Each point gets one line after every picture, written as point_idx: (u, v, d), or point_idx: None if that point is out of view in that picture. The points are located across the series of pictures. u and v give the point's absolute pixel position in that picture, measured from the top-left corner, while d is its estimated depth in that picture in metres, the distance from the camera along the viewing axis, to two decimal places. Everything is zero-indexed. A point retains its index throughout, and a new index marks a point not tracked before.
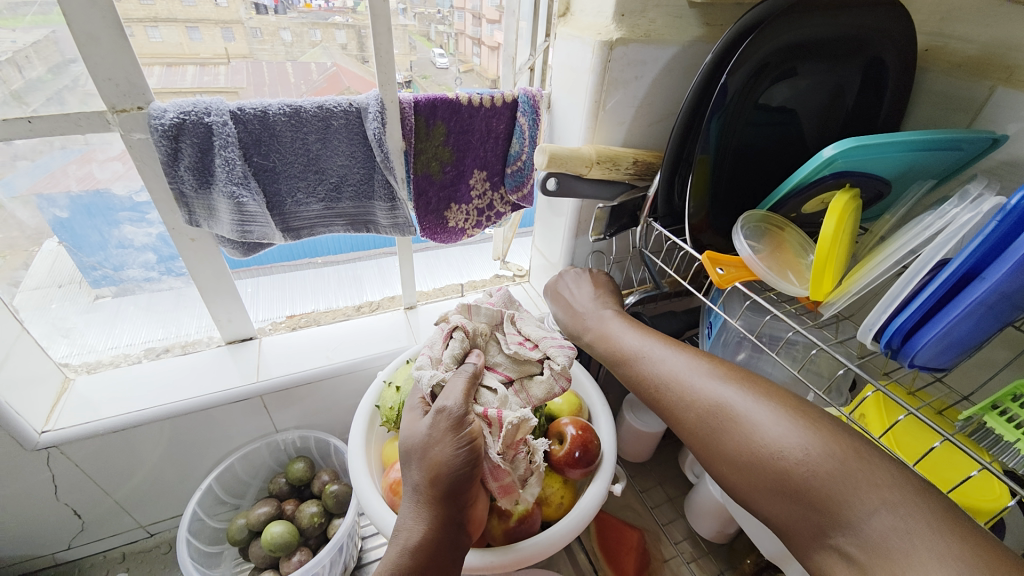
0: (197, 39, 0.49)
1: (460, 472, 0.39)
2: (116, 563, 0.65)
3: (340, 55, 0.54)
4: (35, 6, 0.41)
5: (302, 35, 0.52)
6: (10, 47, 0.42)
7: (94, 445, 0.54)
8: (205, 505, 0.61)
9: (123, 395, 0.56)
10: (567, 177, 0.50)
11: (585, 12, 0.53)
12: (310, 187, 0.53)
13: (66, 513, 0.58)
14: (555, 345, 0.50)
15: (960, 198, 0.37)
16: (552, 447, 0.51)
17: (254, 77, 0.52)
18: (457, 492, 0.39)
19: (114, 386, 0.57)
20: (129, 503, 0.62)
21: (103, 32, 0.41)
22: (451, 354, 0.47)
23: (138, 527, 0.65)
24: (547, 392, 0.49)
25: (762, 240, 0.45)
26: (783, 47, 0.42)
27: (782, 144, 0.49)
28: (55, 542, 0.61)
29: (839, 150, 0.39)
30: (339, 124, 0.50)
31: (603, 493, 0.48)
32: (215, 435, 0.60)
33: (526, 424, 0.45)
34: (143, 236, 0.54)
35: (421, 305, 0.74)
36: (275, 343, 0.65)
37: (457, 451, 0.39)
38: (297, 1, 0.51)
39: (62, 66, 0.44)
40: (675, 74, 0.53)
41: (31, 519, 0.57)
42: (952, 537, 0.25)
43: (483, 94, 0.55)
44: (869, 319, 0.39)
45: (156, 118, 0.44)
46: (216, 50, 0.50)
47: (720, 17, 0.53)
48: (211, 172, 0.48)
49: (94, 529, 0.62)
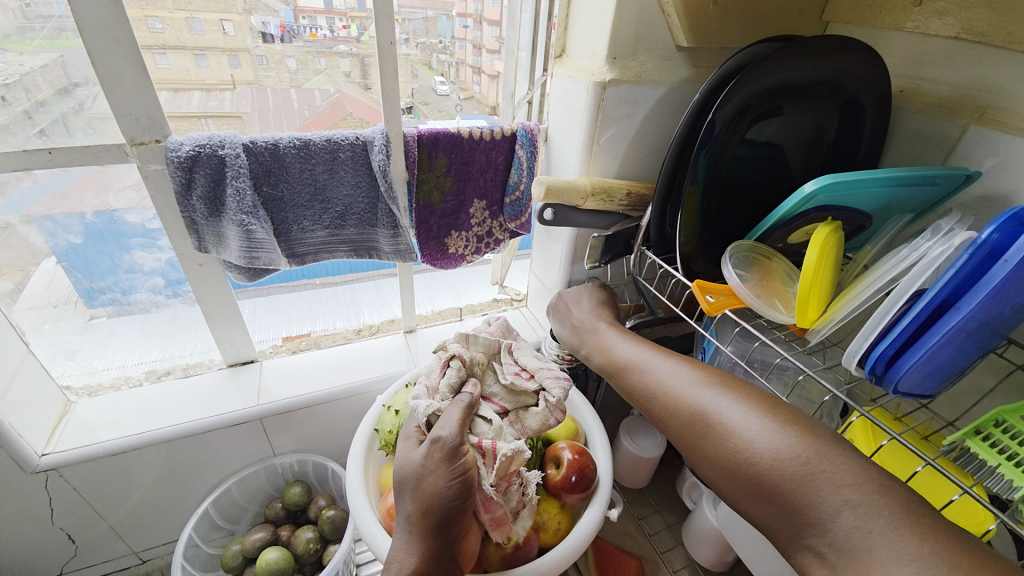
0: (205, 66, 0.50)
1: (452, 504, 0.39)
2: None
3: (343, 82, 0.57)
4: (44, 31, 0.42)
5: (307, 62, 0.54)
6: (17, 69, 0.43)
7: (93, 468, 0.54)
8: (201, 530, 0.61)
9: (124, 418, 0.56)
10: (563, 208, 0.52)
11: (580, 54, 0.56)
12: (317, 215, 0.55)
13: (59, 538, 0.58)
14: (551, 376, 0.51)
15: (932, 232, 0.39)
16: (548, 472, 0.51)
17: (258, 102, 0.54)
18: (448, 524, 0.40)
19: (115, 409, 0.58)
20: (124, 528, 0.61)
21: (126, 71, 0.43)
22: (447, 383, 0.48)
23: (132, 553, 0.64)
24: (542, 424, 0.49)
25: (750, 269, 0.48)
26: (765, 90, 0.45)
27: (768, 178, 0.51)
28: (46, 568, 0.60)
29: (818, 186, 0.41)
30: (346, 156, 0.53)
31: (598, 519, 0.49)
32: (213, 459, 0.61)
33: (520, 456, 0.45)
34: (153, 261, 0.55)
35: (421, 330, 0.75)
36: (276, 366, 0.66)
37: (449, 482, 0.40)
38: (302, 30, 0.53)
39: (68, 90, 0.45)
40: (665, 111, 0.56)
41: (24, 543, 0.56)
42: (911, 537, 0.26)
43: (483, 129, 0.58)
44: (853, 346, 0.40)
45: (173, 151, 0.46)
46: (222, 76, 0.51)
47: (706, 59, 0.56)
48: (222, 201, 0.50)
49: (86, 554, 0.61)
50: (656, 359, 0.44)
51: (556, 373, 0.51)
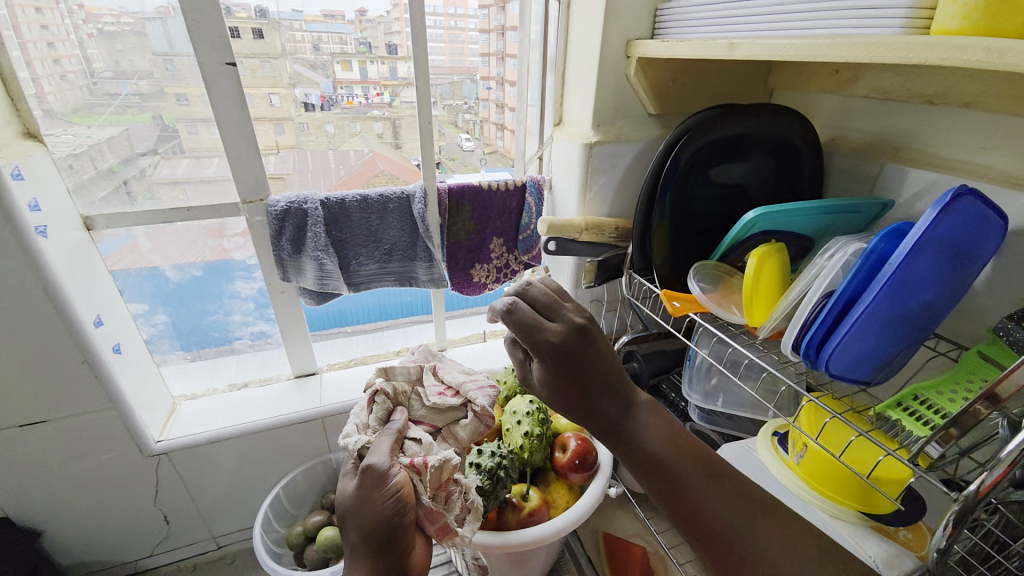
0: (252, 132, 0.63)
1: (390, 524, 0.45)
2: (189, 570, 0.76)
3: (377, 143, 0.71)
4: (111, 109, 0.57)
5: (344, 127, 0.69)
6: (86, 142, 0.57)
7: (192, 456, 0.68)
8: (275, 511, 0.72)
9: (216, 416, 0.70)
10: (563, 240, 0.65)
11: (573, 121, 0.72)
12: (370, 252, 0.70)
13: (159, 517, 0.71)
14: (473, 391, 0.62)
15: (829, 247, 0.51)
16: (556, 456, 0.61)
17: (298, 164, 0.67)
18: (389, 543, 0.44)
19: (209, 410, 0.72)
20: (208, 514, 0.74)
21: (243, 151, 0.61)
22: (376, 418, 0.57)
23: (211, 537, 0.76)
24: (472, 431, 0.62)
25: (713, 283, 0.59)
26: (711, 145, 0.59)
27: (728, 211, 0.64)
28: (143, 545, 0.73)
29: (756, 215, 0.53)
30: (394, 206, 0.68)
31: (601, 491, 0.58)
32: (280, 454, 0.73)
33: (448, 464, 0.52)
34: (249, 288, 0.70)
35: (451, 350, 0.88)
36: (332, 378, 0.79)
37: (386, 503, 0.46)
38: (340, 100, 0.68)
39: (130, 158, 0.59)
40: (643, 162, 0.70)
41: (133, 519, 0.70)
42: None
43: (499, 182, 0.73)
44: (790, 336, 0.51)
45: (272, 206, 0.63)
46: (268, 142, 0.64)
47: (674, 120, 0.71)
48: (302, 242, 0.65)
49: (175, 536, 0.74)
50: (672, 452, 0.38)
51: (483, 388, 0.62)
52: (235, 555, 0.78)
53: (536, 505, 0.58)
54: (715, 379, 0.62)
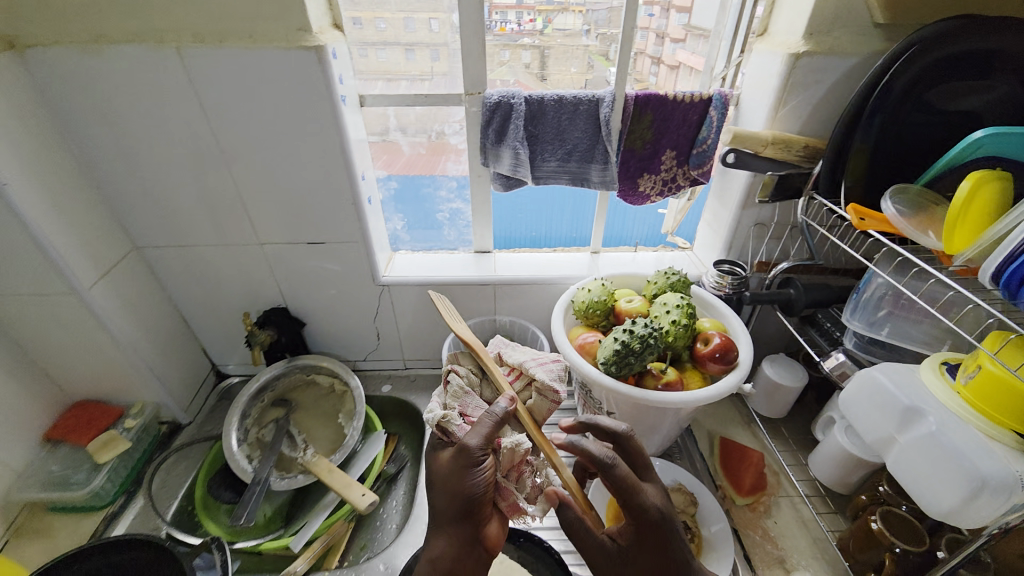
0: (411, 59, 0.76)
1: (473, 498, 0.54)
2: (384, 379, 1.01)
3: (522, 73, 0.79)
4: None
5: (495, 55, 0.76)
6: None
7: (402, 292, 0.89)
8: None
9: (420, 267, 0.91)
10: (744, 153, 0.68)
11: (779, 31, 0.70)
12: (554, 149, 0.80)
13: (371, 333, 0.96)
14: (543, 369, 0.69)
15: None
16: (697, 346, 0.69)
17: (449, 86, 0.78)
18: (471, 515, 0.55)
19: (414, 262, 0.92)
20: (404, 340, 0.97)
21: (473, 46, 0.72)
22: (450, 395, 0.68)
23: (401, 360, 1.01)
24: (546, 407, 0.67)
25: (912, 207, 0.57)
26: (944, 59, 0.54)
27: (945, 136, 0.59)
28: (358, 352, 0.99)
29: (984, 133, 0.51)
30: (584, 108, 0.76)
31: (737, 382, 0.65)
32: (460, 306, 0.92)
33: (520, 448, 0.61)
34: (456, 170, 0.86)
35: (603, 253, 0.97)
36: (504, 257, 0.94)
37: (472, 482, 0.54)
38: (495, 28, 0.74)
39: None
40: (853, 80, 0.67)
41: (356, 330, 0.95)
42: None
43: (686, 93, 0.76)
44: (989, 264, 0.48)
45: (488, 98, 0.75)
46: (422, 67, 0.76)
47: (903, 33, 0.65)
48: (505, 133, 0.78)
49: (379, 350, 0.99)
50: None
51: (544, 365, 0.69)
52: (415, 378, 1.02)
53: (672, 379, 0.66)
54: (883, 311, 0.63)
